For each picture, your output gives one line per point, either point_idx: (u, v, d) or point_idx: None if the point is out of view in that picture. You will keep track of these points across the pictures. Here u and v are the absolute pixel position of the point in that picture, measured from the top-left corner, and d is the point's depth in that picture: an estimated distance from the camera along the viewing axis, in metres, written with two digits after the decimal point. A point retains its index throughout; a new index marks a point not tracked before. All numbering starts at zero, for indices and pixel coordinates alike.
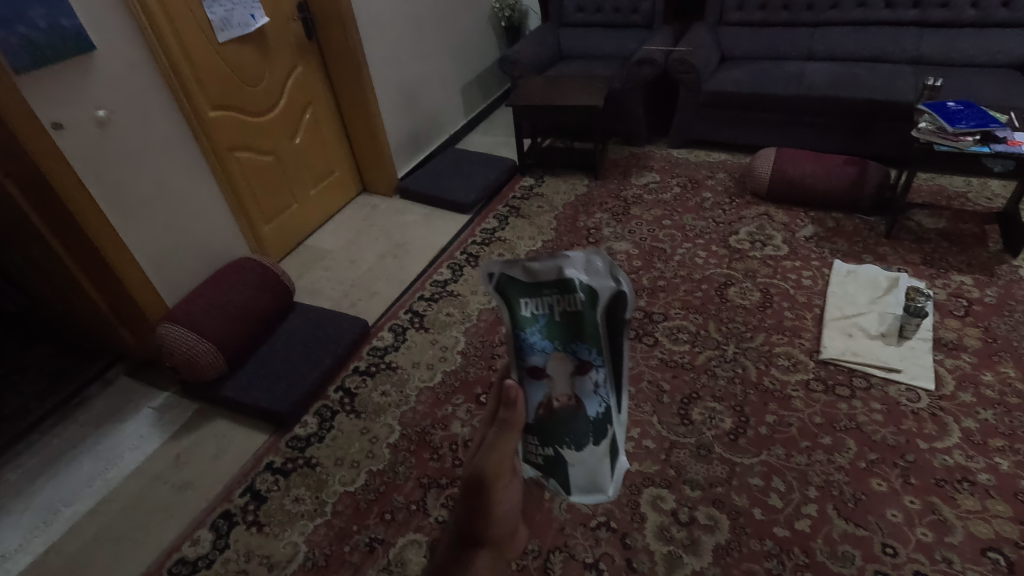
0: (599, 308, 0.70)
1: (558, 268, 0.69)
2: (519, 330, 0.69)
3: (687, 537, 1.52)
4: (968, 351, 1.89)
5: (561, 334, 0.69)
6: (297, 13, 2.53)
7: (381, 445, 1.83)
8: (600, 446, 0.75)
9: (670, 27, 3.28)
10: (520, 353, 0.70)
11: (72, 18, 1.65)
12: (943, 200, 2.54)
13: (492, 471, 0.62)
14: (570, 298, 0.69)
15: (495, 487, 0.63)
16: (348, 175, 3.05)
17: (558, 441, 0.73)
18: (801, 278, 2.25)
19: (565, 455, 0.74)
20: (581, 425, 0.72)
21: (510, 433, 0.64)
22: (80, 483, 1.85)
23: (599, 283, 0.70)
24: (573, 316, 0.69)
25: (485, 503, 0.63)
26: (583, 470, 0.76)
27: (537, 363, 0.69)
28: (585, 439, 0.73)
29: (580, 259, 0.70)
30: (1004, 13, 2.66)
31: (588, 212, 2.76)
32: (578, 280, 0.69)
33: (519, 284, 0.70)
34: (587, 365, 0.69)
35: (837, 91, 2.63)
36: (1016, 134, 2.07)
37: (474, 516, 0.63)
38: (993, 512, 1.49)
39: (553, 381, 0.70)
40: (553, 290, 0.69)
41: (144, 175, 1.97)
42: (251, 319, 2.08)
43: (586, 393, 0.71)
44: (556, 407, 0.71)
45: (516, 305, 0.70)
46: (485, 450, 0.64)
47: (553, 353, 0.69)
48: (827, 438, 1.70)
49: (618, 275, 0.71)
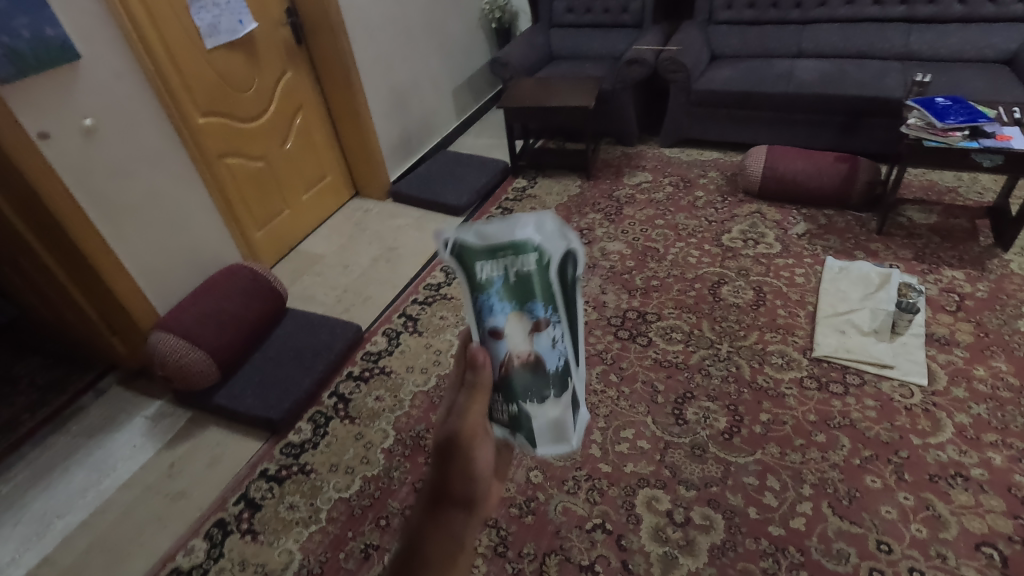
0: (552, 268, 0.68)
1: (510, 233, 0.68)
2: (476, 294, 0.67)
3: (683, 537, 1.52)
4: (960, 346, 1.90)
5: (516, 293, 0.67)
6: (285, 18, 2.52)
7: (375, 450, 1.82)
8: (563, 400, 0.70)
9: (660, 26, 3.28)
10: (479, 316, 0.67)
11: (56, 28, 1.64)
12: (934, 195, 2.55)
13: (470, 428, 0.56)
14: (523, 259, 0.67)
15: (472, 440, 0.55)
16: (340, 179, 3.04)
17: (522, 395, 0.67)
18: (794, 276, 2.25)
19: (529, 412, 0.68)
20: (541, 379, 0.68)
21: (481, 394, 0.60)
22: (72, 495, 1.83)
23: (552, 245, 0.69)
24: (527, 275, 0.67)
25: (462, 460, 0.53)
26: (547, 424, 0.69)
27: (495, 324, 0.66)
28: (546, 392, 0.68)
29: (532, 221, 0.68)
30: (991, 8, 2.68)
31: (581, 212, 2.76)
32: (530, 241, 0.67)
33: (473, 249, 0.67)
34: (542, 322, 0.67)
35: (826, 88, 2.64)
36: (1005, 128, 2.08)
37: (449, 479, 0.52)
38: (986, 507, 1.50)
39: (512, 340, 0.66)
40: (506, 252, 0.67)
41: (132, 183, 1.96)
42: (244, 325, 2.08)
43: (543, 349, 0.68)
44: (514, 364, 0.67)
45: (471, 270, 0.67)
46: (455, 414, 0.59)
47: (510, 315, 0.66)
48: (821, 436, 1.70)
49: (569, 236, 0.70)
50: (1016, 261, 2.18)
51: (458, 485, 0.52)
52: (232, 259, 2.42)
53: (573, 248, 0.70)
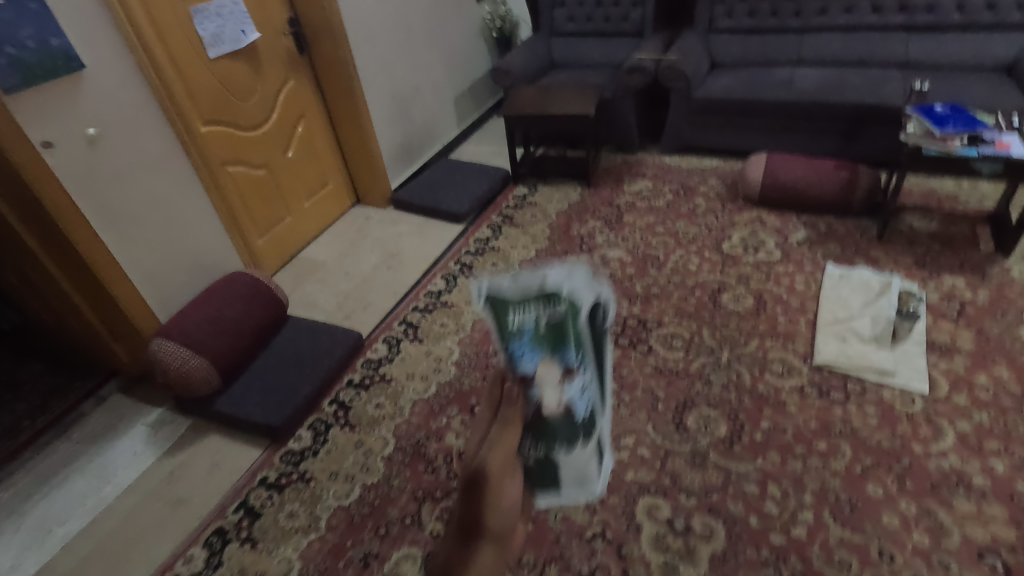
0: (582, 318, 0.67)
1: (541, 282, 0.67)
2: (505, 339, 0.65)
3: (683, 546, 1.51)
4: (961, 353, 1.90)
5: (548, 342, 0.65)
6: (288, 27, 2.55)
7: (375, 458, 1.82)
8: (588, 446, 0.76)
9: (660, 35, 3.30)
10: (510, 363, 0.65)
11: (61, 38, 1.66)
12: (934, 202, 2.55)
13: (500, 464, 0.59)
14: (554, 308, 0.66)
15: (500, 484, 0.58)
16: (341, 187, 3.05)
17: (551, 443, 0.71)
18: (794, 283, 2.25)
19: (556, 457, 0.75)
20: (571, 428, 0.71)
21: (511, 427, 0.61)
22: (72, 502, 1.83)
23: (583, 293, 0.68)
24: (558, 325, 0.66)
25: (490, 498, 0.58)
26: (571, 464, 0.77)
27: (527, 367, 0.64)
28: (574, 440, 0.73)
29: (564, 271, 0.67)
30: (989, 17, 2.69)
31: (581, 219, 2.77)
32: (562, 291, 0.67)
33: (505, 297, 0.66)
34: (574, 369, 0.66)
35: (826, 96, 2.65)
36: (1004, 136, 2.08)
37: (477, 517, 0.57)
38: (989, 516, 1.49)
39: (544, 387, 0.64)
40: (537, 300, 0.66)
41: (135, 191, 1.98)
42: (245, 333, 2.08)
43: (574, 396, 0.68)
44: (544, 414, 0.66)
45: (503, 318, 0.65)
46: (490, 442, 0.60)
47: (541, 360, 0.64)
48: (822, 443, 1.70)
49: (600, 287, 0.71)
50: (1017, 268, 2.18)
51: (487, 520, 0.58)
52: (233, 266, 2.42)
53: (604, 296, 0.71)
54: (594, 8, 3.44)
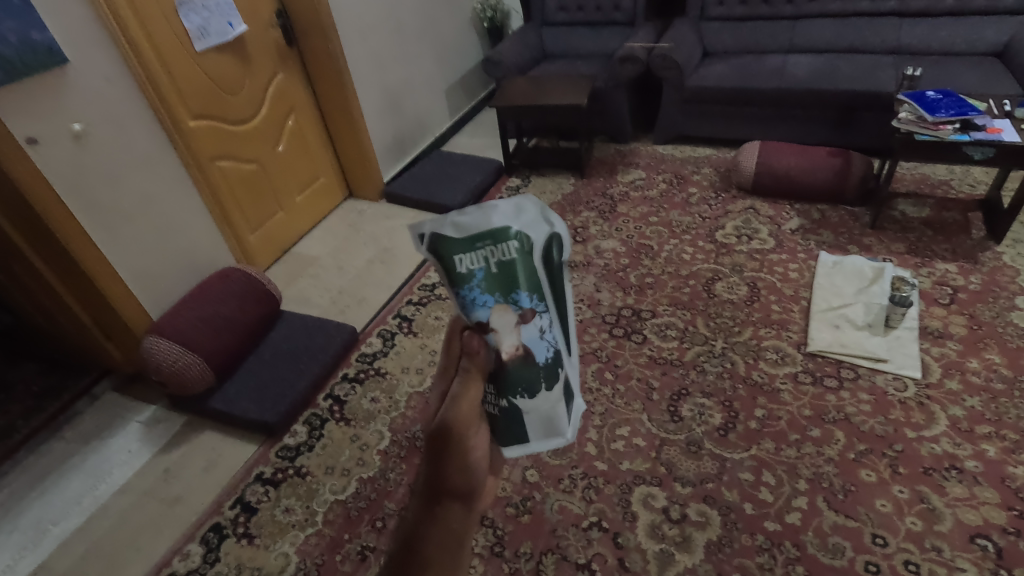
0: (532, 252, 0.70)
1: (487, 220, 0.70)
2: (457, 284, 0.69)
3: (679, 534, 1.52)
4: (953, 339, 1.91)
5: (500, 284, 0.69)
6: (275, 19, 2.51)
7: (371, 452, 1.82)
8: (553, 389, 0.73)
9: (652, 23, 3.28)
10: (465, 311, 0.70)
11: (43, 32, 1.63)
12: (926, 188, 2.56)
13: (461, 415, 0.62)
14: (502, 247, 0.69)
15: (466, 433, 0.61)
16: (333, 180, 3.03)
17: (512, 392, 0.71)
18: (788, 271, 2.26)
19: (519, 405, 0.72)
20: (532, 371, 0.70)
21: (473, 380, 0.66)
22: (68, 501, 1.83)
23: (534, 229, 0.71)
24: (507, 263, 0.69)
25: (456, 451, 0.60)
26: (537, 411, 0.73)
27: (482, 318, 0.69)
28: (536, 384, 0.71)
29: (510, 207, 0.70)
30: (981, 1, 2.69)
31: (575, 211, 2.76)
32: (508, 227, 0.69)
33: (450, 239, 0.69)
34: (528, 312, 0.69)
35: (818, 83, 2.64)
36: (995, 121, 2.08)
37: (442, 477, 0.57)
38: (981, 499, 1.50)
39: (501, 334, 0.69)
40: (485, 240, 0.69)
41: (124, 188, 1.96)
42: (238, 330, 2.07)
43: (532, 341, 0.70)
44: (504, 361, 0.69)
45: (450, 261, 0.69)
46: (452, 402, 0.63)
47: (495, 307, 0.69)
48: (817, 430, 1.70)
49: (550, 218, 0.72)
50: (1009, 253, 2.19)
51: (453, 478, 0.57)
52: (225, 262, 2.41)
53: (557, 228, 0.73)
54: None
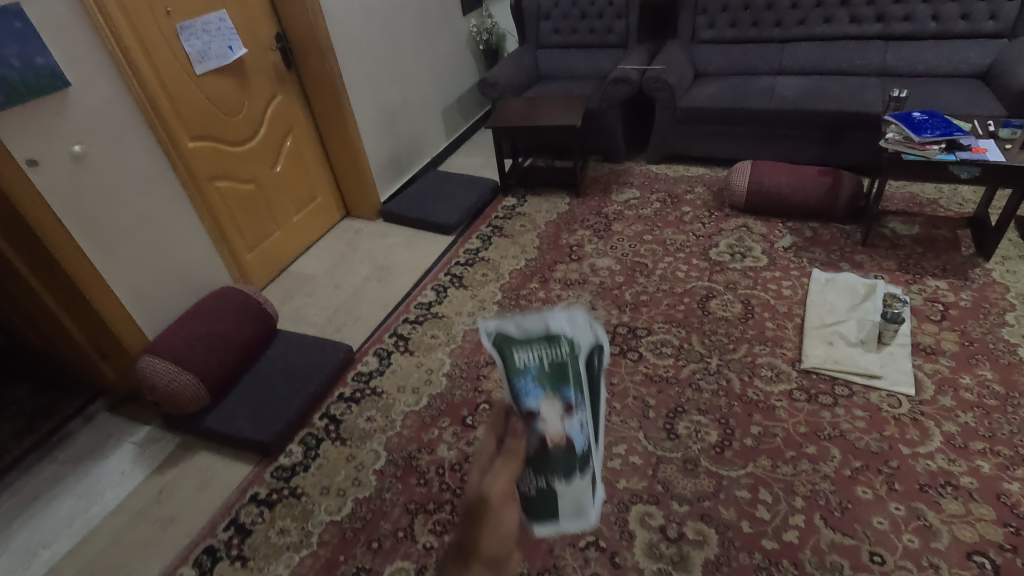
0: (586, 358, 0.67)
1: (543, 323, 0.67)
2: (511, 377, 0.64)
3: (676, 553, 1.51)
4: (945, 355, 1.92)
5: (552, 377, 0.64)
6: (274, 43, 2.56)
7: (367, 472, 1.81)
8: (587, 476, 0.68)
9: (645, 46, 3.35)
10: (514, 399, 0.63)
11: (46, 56, 1.66)
12: (916, 206, 2.60)
13: (501, 490, 0.54)
14: (557, 347, 0.65)
15: (500, 511, 0.54)
16: (330, 200, 3.06)
17: (551, 475, 0.65)
18: (781, 289, 2.28)
19: (556, 489, 0.67)
20: (572, 462, 0.65)
21: (515, 459, 0.58)
22: (58, 524, 1.80)
23: (584, 334, 0.68)
24: (561, 363, 0.64)
25: (489, 522, 0.53)
26: (569, 500, 0.68)
27: (532, 405, 0.63)
28: (572, 473, 0.66)
29: (564, 314, 0.68)
30: (963, 25, 2.76)
31: (570, 229, 2.79)
32: (564, 333, 0.66)
33: (510, 337, 0.66)
34: (575, 406, 0.64)
35: (807, 104, 2.70)
36: (980, 141, 2.12)
37: (475, 541, 0.53)
38: (977, 516, 1.50)
39: (547, 421, 0.63)
40: (541, 340, 0.65)
41: (123, 209, 1.97)
42: (234, 348, 2.07)
43: (575, 433, 0.65)
44: (547, 446, 0.63)
45: (507, 357, 0.65)
46: (489, 472, 0.56)
47: (544, 399, 0.63)
48: (812, 447, 1.71)
49: (596, 327, 0.70)
50: (998, 270, 2.22)
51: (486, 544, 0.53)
52: (221, 281, 2.41)
53: (602, 337, 0.71)
54: (580, 21, 3.48)
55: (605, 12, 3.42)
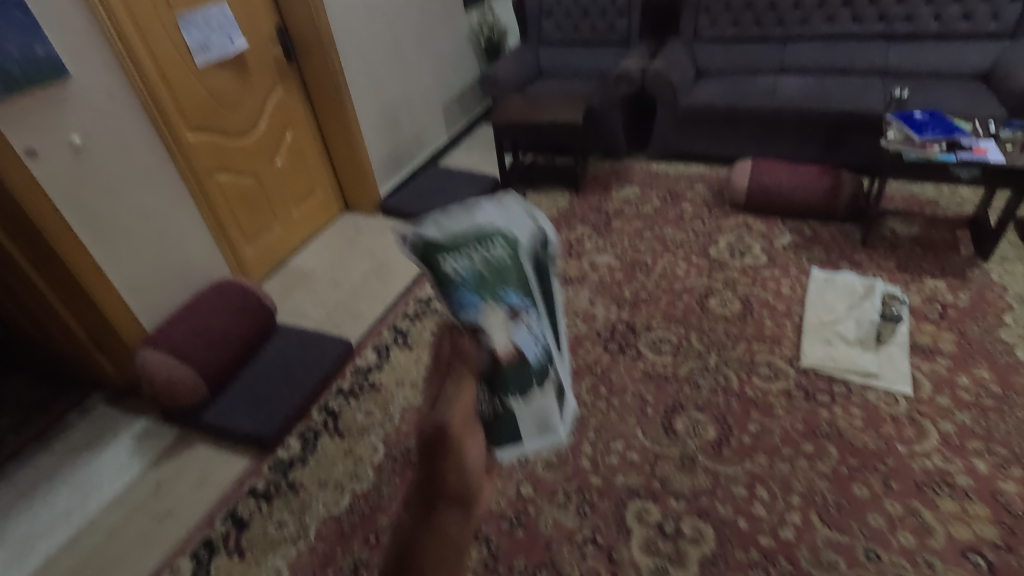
0: (521, 253, 0.63)
1: (471, 222, 0.63)
2: (444, 287, 0.59)
3: (673, 549, 1.52)
4: (943, 355, 1.93)
5: (489, 282, 0.59)
6: (276, 35, 2.55)
7: (365, 466, 1.81)
8: (542, 389, 0.65)
9: (646, 43, 3.34)
10: (455, 311, 0.57)
11: (46, 46, 1.65)
12: (915, 206, 2.60)
13: (461, 415, 0.46)
14: (490, 247, 0.61)
15: (462, 438, 0.46)
16: (330, 195, 3.05)
17: (508, 392, 0.59)
18: (780, 287, 2.28)
19: (514, 406, 0.61)
20: (527, 371, 0.60)
21: (468, 379, 0.49)
22: (56, 516, 1.80)
23: (519, 227, 0.65)
24: (497, 263, 0.60)
25: (453, 453, 0.45)
26: (527, 415, 0.64)
27: (475, 317, 0.56)
28: (527, 387, 0.62)
29: (491, 211, 0.65)
30: (965, 25, 2.76)
31: (570, 226, 2.79)
32: (494, 229, 0.62)
33: (437, 244, 0.61)
34: (519, 310, 0.59)
35: (808, 103, 2.70)
36: (981, 141, 2.12)
37: (440, 477, 0.45)
38: (972, 514, 1.51)
39: (494, 331, 0.55)
40: (469, 240, 0.61)
41: (123, 201, 1.97)
42: (232, 342, 2.06)
43: (524, 342, 0.59)
44: (499, 362, 0.55)
45: (437, 265, 0.60)
46: (440, 400, 0.47)
47: (483, 306, 0.57)
48: (809, 445, 1.71)
49: (534, 215, 0.68)
50: (996, 270, 2.22)
51: (451, 481, 0.45)
52: (220, 274, 2.41)
53: (544, 230, 0.69)
54: (582, 17, 3.48)
55: (607, 8, 3.40)
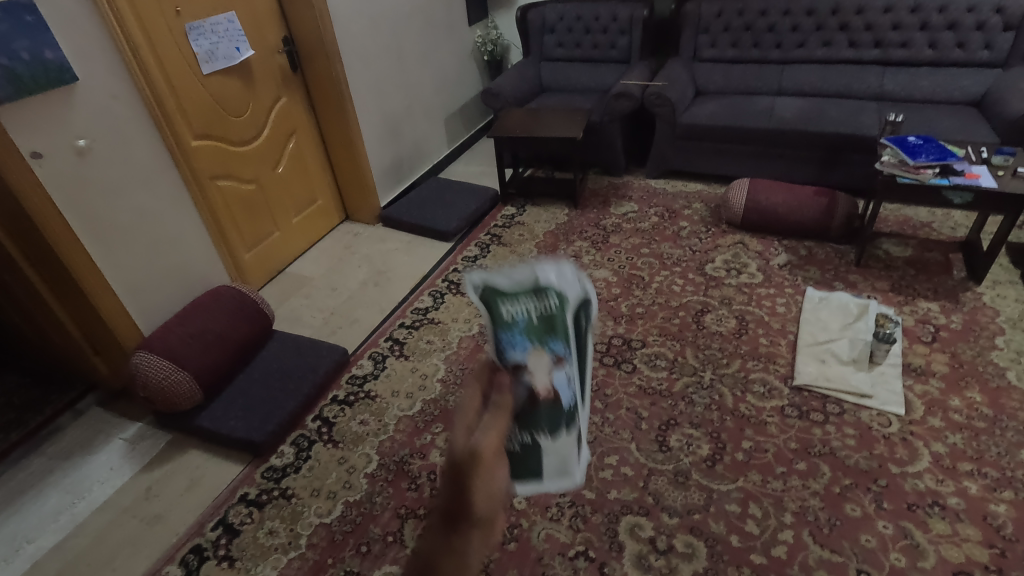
0: (571, 311, 0.73)
1: (533, 278, 0.73)
2: (500, 330, 0.70)
3: (665, 565, 1.51)
4: (935, 376, 1.94)
5: (538, 331, 0.70)
6: (281, 46, 2.58)
7: (358, 475, 1.81)
8: (572, 434, 0.73)
9: (647, 62, 3.40)
10: (500, 351, 0.68)
11: (55, 51, 1.67)
12: (909, 229, 2.63)
13: (493, 445, 0.49)
14: (546, 302, 0.71)
15: (491, 467, 0.48)
16: (330, 204, 3.07)
17: (538, 429, 0.68)
18: (776, 305, 2.30)
19: (541, 445, 0.70)
20: (559, 414, 0.70)
21: (503, 413, 0.54)
22: (44, 519, 1.79)
23: (571, 291, 0.74)
24: (548, 318, 0.70)
25: (481, 481, 0.47)
26: (554, 456, 0.73)
27: (517, 356, 0.67)
28: (558, 428, 0.71)
29: (553, 270, 0.74)
30: (959, 53, 2.82)
31: (568, 240, 2.81)
32: (552, 287, 0.73)
33: (501, 290, 0.72)
34: (561, 359, 0.70)
35: (805, 125, 2.74)
36: (973, 167, 2.17)
37: (464, 500, 0.46)
38: (963, 536, 1.52)
39: (534, 374, 0.67)
40: (530, 294, 0.72)
41: (125, 205, 1.98)
42: (229, 347, 2.07)
43: (562, 386, 0.70)
44: (536, 399, 0.67)
45: (497, 310, 0.71)
46: (475, 428, 0.51)
47: (530, 350, 0.68)
48: (802, 463, 1.72)
49: (585, 285, 0.76)
50: (989, 294, 2.25)
51: (476, 504, 0.46)
52: (219, 280, 2.41)
53: (589, 294, 0.78)
54: (584, 35, 3.53)
55: (609, 28, 3.47)
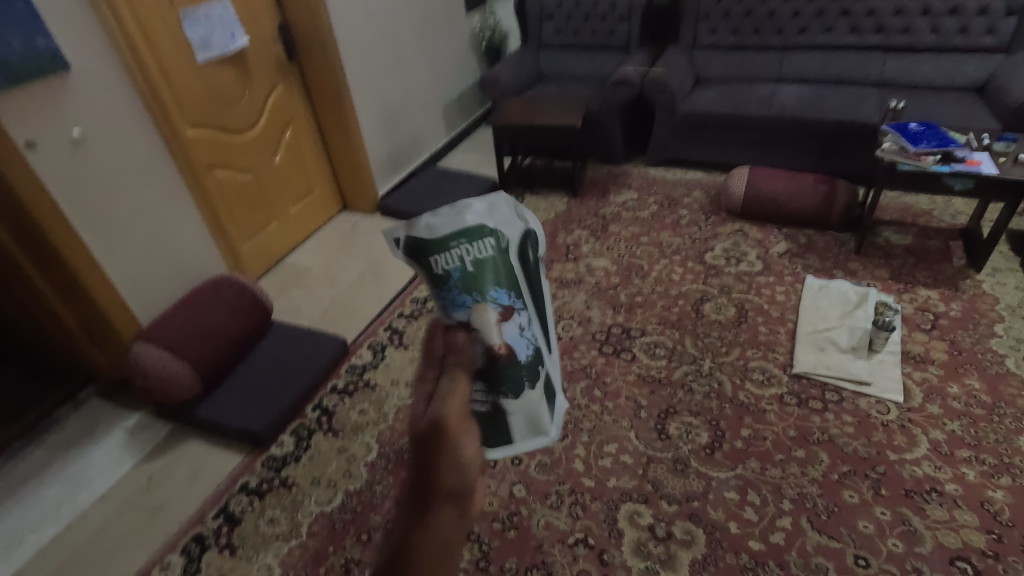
0: (505, 252, 0.72)
1: (461, 226, 0.72)
2: (440, 287, 0.70)
3: (664, 552, 1.52)
4: (934, 364, 1.95)
5: (477, 281, 0.68)
6: (277, 33, 2.55)
7: (358, 464, 1.81)
8: (534, 388, 0.71)
9: (645, 49, 3.37)
10: (445, 311, 0.67)
11: (47, 39, 1.65)
12: (909, 216, 2.62)
13: (457, 412, 0.48)
14: (478, 248, 0.70)
15: (459, 435, 0.47)
16: (328, 194, 3.05)
17: (497, 390, 0.66)
18: (775, 293, 2.30)
19: (506, 405, 0.68)
20: (517, 369, 0.67)
21: (462, 378, 0.53)
22: (45, 510, 1.79)
23: (503, 231, 0.74)
24: (484, 262, 0.69)
25: (448, 448, 0.46)
26: (524, 416, 0.71)
27: (461, 313, 0.64)
28: (519, 385, 0.68)
29: (480, 211, 0.74)
30: (961, 39, 2.80)
31: (567, 229, 2.80)
32: (481, 230, 0.72)
33: (428, 245, 0.71)
34: (506, 308, 0.67)
35: (805, 112, 2.72)
36: (975, 154, 2.14)
37: (435, 472, 0.44)
38: (960, 522, 1.52)
39: (489, 333, 0.62)
40: (460, 244, 0.70)
41: (120, 194, 1.97)
42: (228, 338, 2.06)
43: (512, 336, 0.67)
44: (494, 357, 0.63)
45: (428, 264, 0.70)
46: (437, 397, 0.50)
47: (473, 306, 0.66)
48: (801, 451, 1.73)
49: (518, 222, 0.76)
50: (988, 281, 2.24)
51: (447, 478, 0.44)
52: (216, 270, 2.40)
53: (525, 235, 0.78)
54: (583, 22, 3.50)
55: (608, 14, 3.43)
